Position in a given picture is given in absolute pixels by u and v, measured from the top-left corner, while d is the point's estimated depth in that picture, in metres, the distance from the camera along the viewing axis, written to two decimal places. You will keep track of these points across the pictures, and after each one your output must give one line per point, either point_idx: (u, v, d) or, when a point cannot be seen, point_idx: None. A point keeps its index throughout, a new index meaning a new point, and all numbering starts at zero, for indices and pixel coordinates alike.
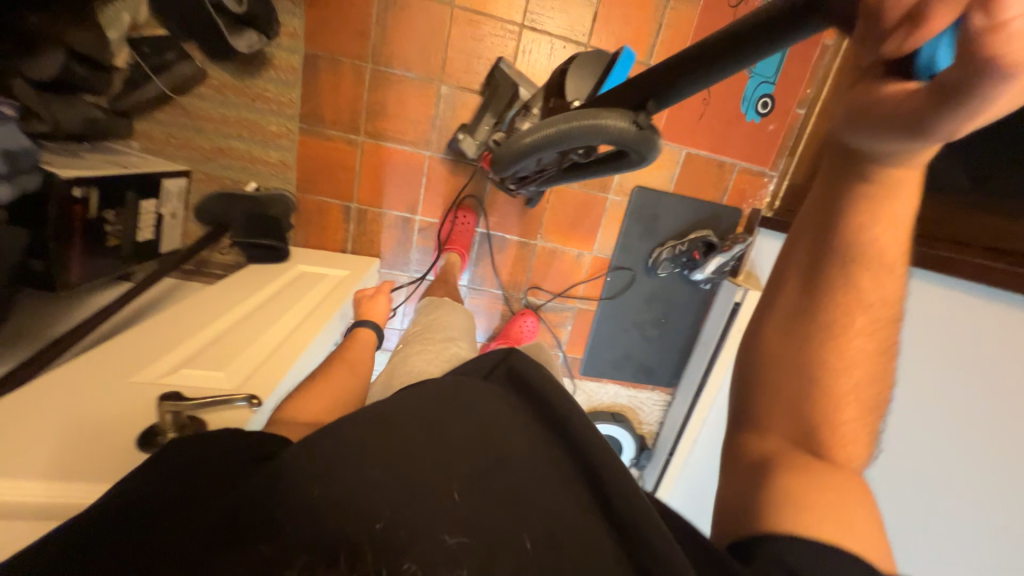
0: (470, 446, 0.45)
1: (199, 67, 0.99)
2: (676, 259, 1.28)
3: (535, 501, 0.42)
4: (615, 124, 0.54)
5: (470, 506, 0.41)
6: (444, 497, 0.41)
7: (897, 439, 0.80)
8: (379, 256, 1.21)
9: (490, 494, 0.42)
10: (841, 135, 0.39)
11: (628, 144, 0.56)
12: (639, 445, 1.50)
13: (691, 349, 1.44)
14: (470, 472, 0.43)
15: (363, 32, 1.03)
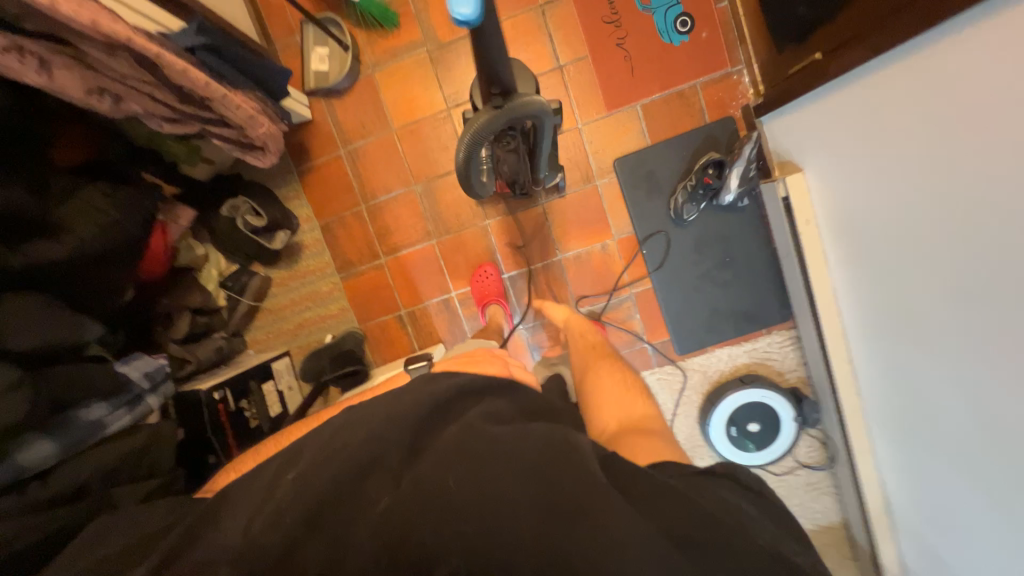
0: (440, 455, 0.55)
1: (265, 276, 1.34)
2: (694, 196, 1.20)
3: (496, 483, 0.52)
4: (484, 121, 0.57)
5: (448, 496, 0.52)
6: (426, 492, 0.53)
7: (892, 242, 0.91)
8: (442, 340, 1.35)
9: (470, 497, 0.51)
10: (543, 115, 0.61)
11: (513, 120, 0.57)
12: (794, 399, 1.28)
13: (780, 271, 1.27)
14: (453, 481, 0.53)
15: (348, 188, 1.31)
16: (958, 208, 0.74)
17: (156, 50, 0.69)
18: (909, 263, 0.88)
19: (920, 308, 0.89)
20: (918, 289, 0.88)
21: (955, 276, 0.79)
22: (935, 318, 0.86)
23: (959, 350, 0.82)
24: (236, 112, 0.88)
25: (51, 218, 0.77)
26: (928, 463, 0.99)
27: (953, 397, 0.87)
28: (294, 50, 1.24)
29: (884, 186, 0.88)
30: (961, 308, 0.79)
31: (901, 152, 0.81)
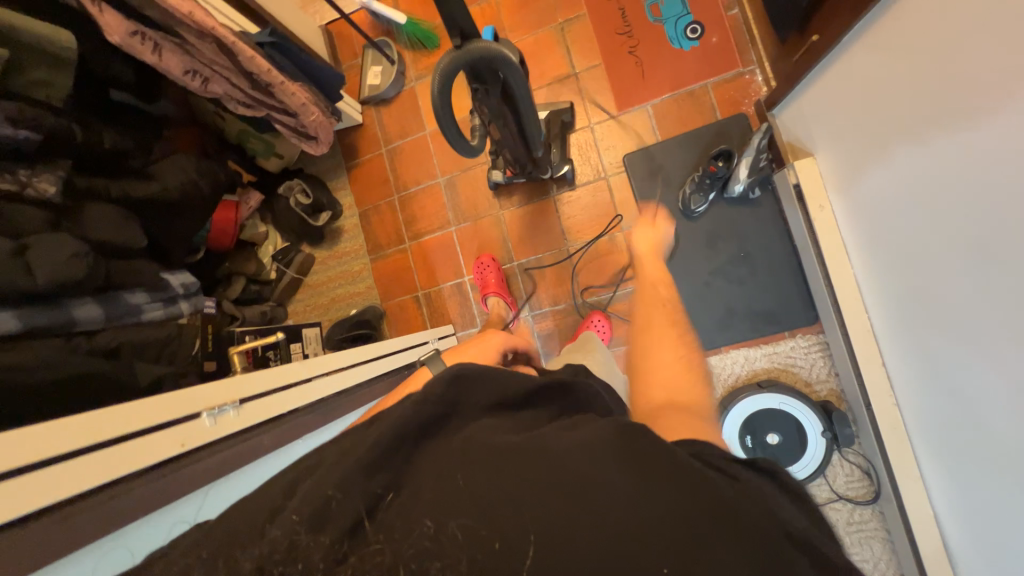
0: (468, 441, 0.46)
1: (309, 254, 1.54)
2: (701, 186, 1.19)
3: (543, 486, 0.40)
4: (446, 59, 0.69)
5: (477, 490, 0.40)
6: (451, 481, 0.42)
7: (903, 203, 0.84)
8: (452, 321, 1.43)
9: (503, 487, 0.40)
10: (506, 65, 0.72)
11: (472, 58, 0.69)
12: (823, 411, 1.13)
13: (801, 269, 1.19)
14: (479, 473, 0.41)
15: (385, 180, 1.50)
16: (954, 140, 0.69)
17: (233, 39, 0.93)
18: (921, 231, 0.81)
19: (941, 271, 0.79)
20: (934, 258, 0.80)
21: (965, 234, 0.71)
22: (955, 278, 0.76)
23: (983, 322, 0.73)
24: (292, 99, 1.10)
25: (148, 170, 0.99)
26: (977, 479, 0.83)
27: (990, 373, 0.73)
28: (356, 70, 1.51)
29: (888, 141, 0.83)
30: (976, 257, 0.71)
31: (894, 101, 0.79)
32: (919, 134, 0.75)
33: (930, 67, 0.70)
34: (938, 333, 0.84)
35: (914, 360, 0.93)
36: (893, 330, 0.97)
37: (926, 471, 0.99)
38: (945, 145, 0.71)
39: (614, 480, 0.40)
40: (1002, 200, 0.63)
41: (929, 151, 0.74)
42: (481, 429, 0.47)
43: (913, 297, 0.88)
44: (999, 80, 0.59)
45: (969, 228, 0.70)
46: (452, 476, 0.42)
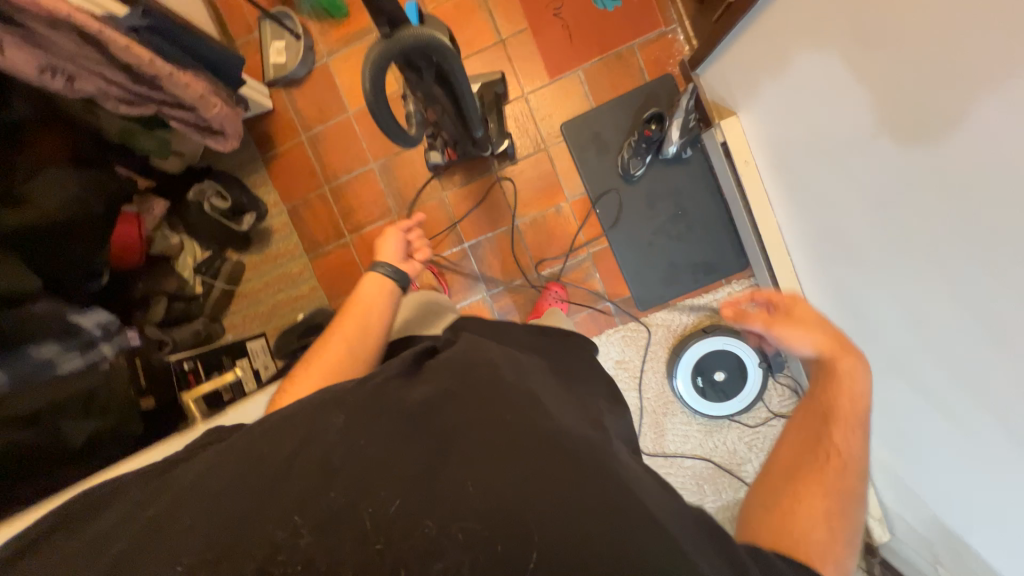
0: (468, 442, 0.48)
1: (237, 261, 1.41)
2: (638, 150, 1.24)
3: (536, 487, 0.45)
4: (373, 52, 0.63)
5: (483, 493, 0.44)
6: (461, 486, 0.44)
7: (818, 163, 0.93)
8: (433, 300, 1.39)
9: (506, 488, 0.44)
10: (445, 50, 0.67)
11: (402, 48, 0.64)
12: (758, 345, 1.27)
13: (732, 220, 1.29)
14: (474, 480, 0.45)
15: (312, 171, 1.37)
16: (861, 111, 0.77)
17: (99, 26, 0.77)
18: (832, 184, 0.91)
19: (851, 224, 0.90)
20: (845, 207, 0.90)
21: (869, 186, 0.81)
22: (862, 229, 0.88)
23: (888, 263, 0.84)
24: (185, 91, 0.96)
25: (17, 193, 0.84)
26: (883, 388, 1.01)
27: (896, 306, 0.86)
28: (254, 46, 1.33)
29: (803, 107, 0.91)
30: (882, 213, 0.81)
31: (807, 69, 0.85)
32: (831, 101, 0.83)
33: (839, 41, 0.76)
34: (851, 274, 0.97)
35: (833, 295, 1.07)
36: (812, 270, 1.10)
37: (843, 386, 1.16)
38: (853, 114, 0.79)
39: (597, 493, 0.45)
40: (904, 162, 0.72)
41: (839, 112, 0.82)
42: (473, 439, 0.49)
43: (829, 245, 1.01)
44: (903, 54, 0.66)
45: (873, 181, 0.80)
46: (449, 484, 0.45)
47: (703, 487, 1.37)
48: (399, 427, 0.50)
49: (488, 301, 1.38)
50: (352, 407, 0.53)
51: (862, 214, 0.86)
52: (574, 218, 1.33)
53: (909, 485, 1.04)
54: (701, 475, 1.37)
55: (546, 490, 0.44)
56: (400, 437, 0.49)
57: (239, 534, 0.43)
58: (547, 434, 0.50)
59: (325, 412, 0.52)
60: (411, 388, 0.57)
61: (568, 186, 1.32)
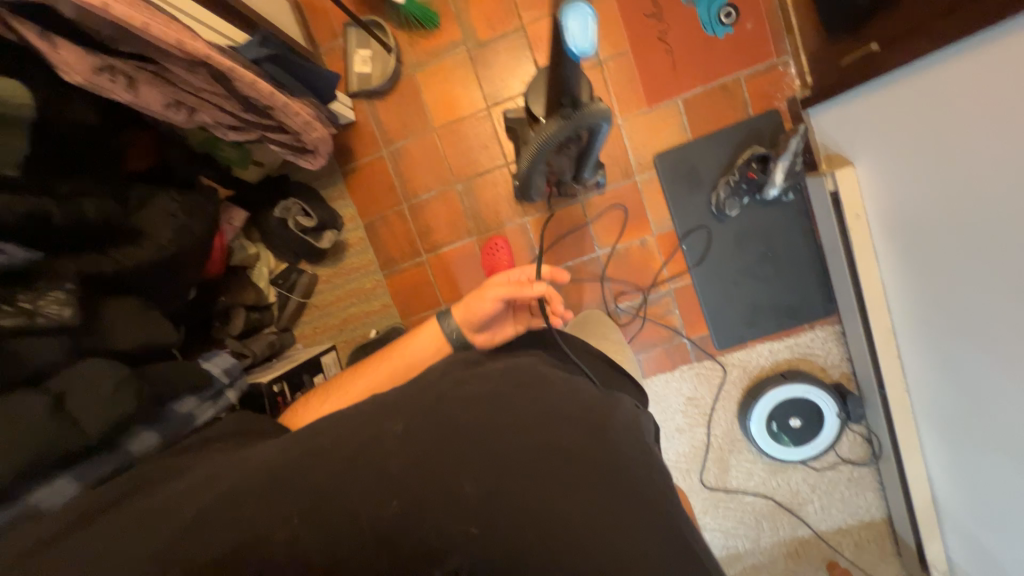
0: (496, 461, 0.48)
1: (311, 273, 1.39)
2: (737, 190, 1.19)
3: (538, 507, 0.45)
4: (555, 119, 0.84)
5: (486, 506, 0.45)
6: (457, 489, 0.46)
7: (949, 233, 0.90)
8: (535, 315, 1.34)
9: (513, 501, 0.46)
10: (602, 121, 0.84)
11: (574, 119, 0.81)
12: (837, 394, 1.26)
13: (824, 267, 1.25)
14: (585, 523, 0.45)
15: (391, 187, 1.34)
16: (1019, 200, 0.74)
17: (230, 64, 0.73)
18: (963, 251, 0.88)
19: (979, 301, 0.88)
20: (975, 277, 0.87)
21: (1013, 264, 0.78)
22: (992, 308, 0.86)
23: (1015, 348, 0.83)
24: (295, 119, 0.92)
25: (134, 222, 0.81)
26: (976, 451, 1.01)
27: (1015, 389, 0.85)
28: (338, 53, 1.28)
29: (943, 176, 0.87)
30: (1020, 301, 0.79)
31: (959, 143, 0.81)
32: (982, 181, 0.79)
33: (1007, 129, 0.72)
34: (964, 346, 0.95)
35: (932, 360, 1.05)
36: (912, 327, 1.08)
37: (927, 445, 1.16)
38: (1009, 201, 0.76)
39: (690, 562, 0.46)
40: None
41: (992, 194, 0.78)
42: (603, 475, 0.49)
43: (943, 313, 0.98)
44: None
45: (1021, 261, 0.77)
46: (556, 510, 0.46)
47: (761, 523, 1.38)
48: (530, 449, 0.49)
49: None
50: (491, 406, 0.54)
51: (995, 296, 0.84)
52: (658, 252, 1.30)
53: (986, 546, 1.06)
54: (760, 511, 1.38)
55: (552, 505, 0.46)
56: (528, 455, 0.49)
57: (262, 518, 0.45)
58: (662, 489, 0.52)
59: (387, 414, 0.55)
60: (538, 391, 0.58)
61: (656, 220, 1.28)
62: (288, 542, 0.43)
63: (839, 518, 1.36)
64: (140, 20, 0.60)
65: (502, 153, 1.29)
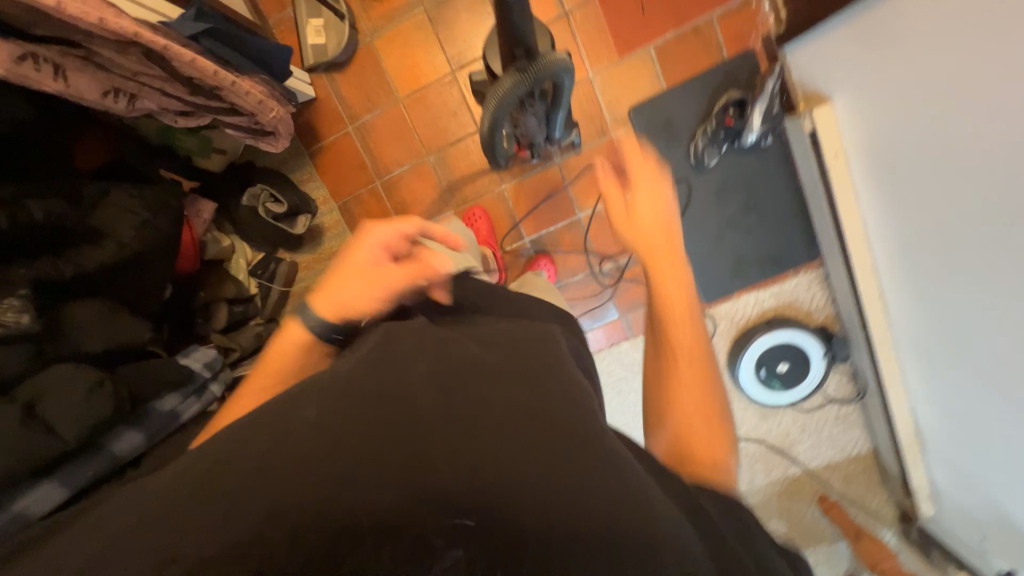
0: (423, 427, 0.38)
1: (291, 261, 1.37)
2: (715, 139, 1.16)
3: (466, 481, 0.36)
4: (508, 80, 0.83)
5: (413, 482, 0.35)
6: (347, 474, 0.35)
7: (926, 164, 0.89)
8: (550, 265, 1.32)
9: (427, 473, 0.35)
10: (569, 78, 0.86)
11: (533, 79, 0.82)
12: (823, 336, 1.28)
13: (806, 211, 1.24)
14: (563, 497, 0.36)
15: (361, 164, 1.30)
16: (997, 122, 0.72)
17: (162, 41, 0.68)
18: (943, 186, 0.87)
19: (957, 230, 0.88)
20: (956, 211, 0.86)
21: (994, 195, 0.77)
22: (967, 236, 0.86)
23: (991, 274, 0.84)
24: (248, 98, 0.87)
25: (91, 224, 0.77)
26: (958, 384, 1.03)
27: (992, 315, 0.87)
28: (288, 25, 1.20)
29: (921, 106, 0.85)
30: (996, 226, 0.79)
31: (939, 69, 0.79)
32: (960, 105, 0.77)
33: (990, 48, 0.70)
34: (941, 278, 0.96)
35: (911, 294, 1.06)
36: (895, 266, 1.08)
37: (908, 377, 1.19)
38: (985, 125, 0.74)
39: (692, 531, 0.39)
40: None
41: (969, 120, 0.77)
42: (584, 442, 0.39)
43: (920, 247, 0.99)
44: None
45: (996, 187, 0.76)
46: (500, 484, 0.36)
47: (754, 465, 1.43)
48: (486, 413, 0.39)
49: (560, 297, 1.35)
50: (434, 363, 0.43)
51: (971, 224, 0.84)
52: None
53: (970, 471, 1.10)
54: (753, 455, 1.43)
55: (480, 484, 0.36)
56: (496, 412, 0.39)
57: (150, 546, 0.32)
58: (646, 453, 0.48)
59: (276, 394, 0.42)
60: None
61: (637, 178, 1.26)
62: (191, 550, 0.32)
63: (829, 455, 1.41)
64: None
65: (471, 119, 1.24)
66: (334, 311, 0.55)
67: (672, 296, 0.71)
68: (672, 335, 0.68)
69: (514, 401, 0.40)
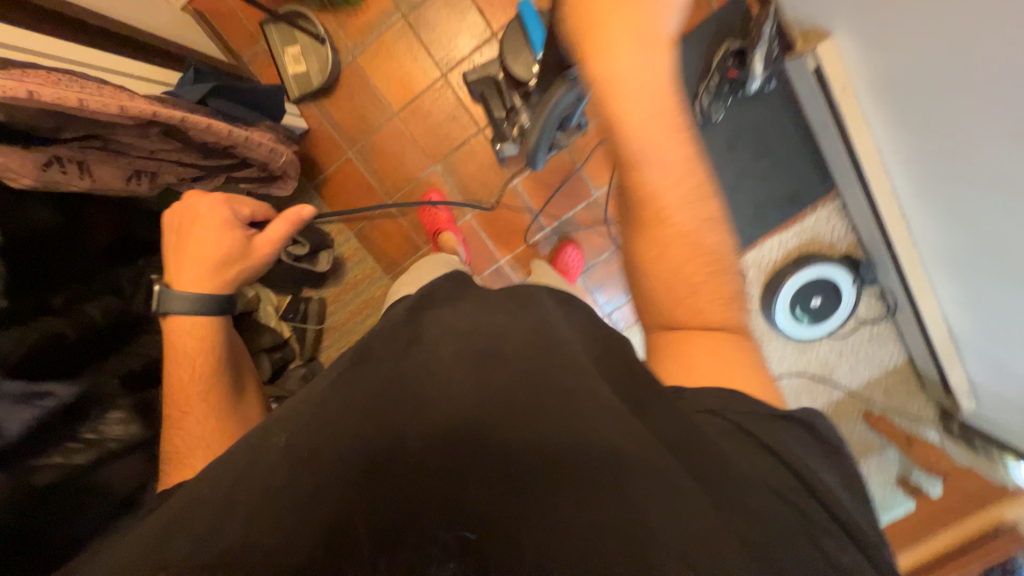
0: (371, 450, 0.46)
1: (319, 298, 1.34)
2: (720, 94, 1.16)
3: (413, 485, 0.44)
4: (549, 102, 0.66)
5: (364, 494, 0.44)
6: (323, 495, 0.44)
7: (930, 83, 0.91)
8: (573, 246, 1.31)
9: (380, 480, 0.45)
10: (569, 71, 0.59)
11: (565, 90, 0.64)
12: (849, 264, 1.32)
13: (817, 147, 1.25)
14: (522, 468, 0.43)
15: (369, 187, 1.26)
16: (992, 34, 0.75)
17: (180, 114, 0.66)
18: (955, 105, 0.89)
19: (967, 142, 0.91)
20: (965, 123, 0.88)
21: (998, 103, 0.80)
22: (978, 146, 0.89)
23: (1004, 178, 0.87)
24: (259, 150, 0.85)
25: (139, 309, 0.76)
26: (989, 287, 1.08)
27: (1011, 216, 0.90)
28: (265, 59, 1.15)
29: (917, 27, 0.87)
30: (1004, 133, 0.82)
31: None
32: (956, 22, 0.79)
33: None
34: (958, 188, 0.99)
35: (930, 208, 1.10)
36: (913, 186, 1.11)
37: (937, 286, 1.23)
38: (982, 38, 0.77)
39: (713, 481, 0.42)
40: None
41: (966, 36, 0.79)
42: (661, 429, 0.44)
43: (934, 163, 1.02)
44: None
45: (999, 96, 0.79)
46: (433, 469, 0.44)
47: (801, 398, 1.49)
48: (498, 396, 0.47)
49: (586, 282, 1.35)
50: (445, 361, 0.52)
51: (981, 134, 0.87)
52: None
53: (1007, 365, 1.16)
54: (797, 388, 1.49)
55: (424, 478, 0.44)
56: (424, 413, 0.48)
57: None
58: (696, 397, 0.47)
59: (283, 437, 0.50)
60: None
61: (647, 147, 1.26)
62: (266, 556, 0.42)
63: (867, 373, 1.48)
64: (75, 98, 0.52)
65: (472, 120, 1.21)
66: (195, 280, 0.70)
67: (643, 135, 0.45)
68: (652, 166, 0.46)
69: (510, 380, 0.48)
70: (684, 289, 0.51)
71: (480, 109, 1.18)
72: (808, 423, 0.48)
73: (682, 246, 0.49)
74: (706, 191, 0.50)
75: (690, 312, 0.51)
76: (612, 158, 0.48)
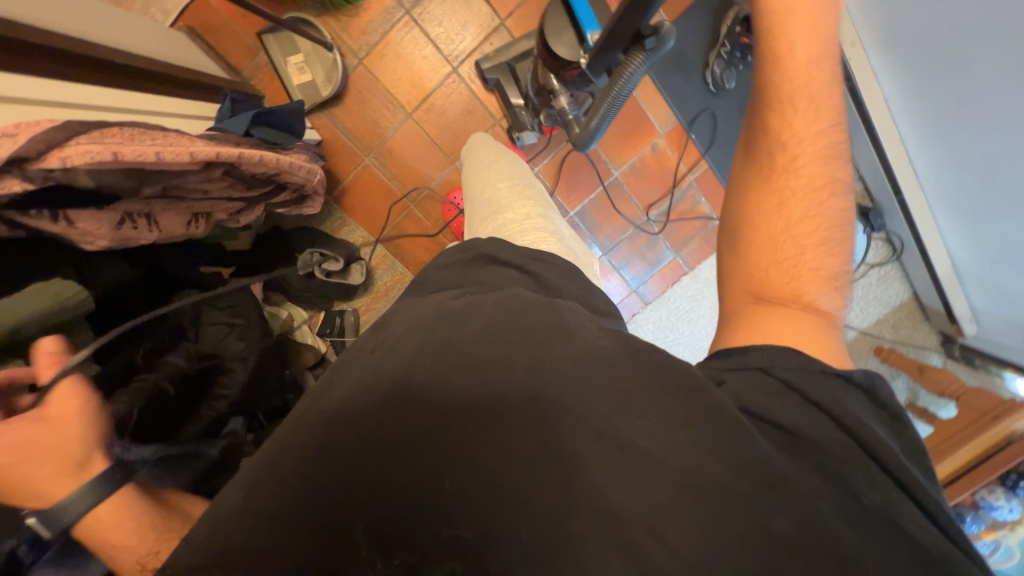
0: (372, 437, 0.40)
1: (354, 309, 1.28)
2: (731, 61, 1.18)
3: (416, 474, 0.38)
4: (635, 73, 0.65)
5: (360, 488, 0.38)
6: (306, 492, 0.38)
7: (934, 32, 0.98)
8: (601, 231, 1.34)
9: (383, 473, 0.38)
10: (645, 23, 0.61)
11: (651, 59, 0.65)
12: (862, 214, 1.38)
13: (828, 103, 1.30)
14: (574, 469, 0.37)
15: (389, 193, 1.23)
16: None
17: (236, 151, 0.63)
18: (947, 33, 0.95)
19: (967, 85, 0.97)
20: (966, 64, 0.94)
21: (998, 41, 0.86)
22: (977, 86, 0.95)
23: (1000, 114, 0.93)
24: (301, 173, 0.81)
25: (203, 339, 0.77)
26: (989, 213, 1.13)
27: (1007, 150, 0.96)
28: (266, 72, 1.11)
29: None
30: (1003, 71, 0.87)
31: None
32: None
33: None
34: (956, 132, 1.06)
35: (934, 151, 1.16)
36: (917, 126, 1.17)
37: (943, 225, 1.31)
38: None
39: (762, 468, 0.36)
40: None
41: None
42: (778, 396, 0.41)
43: (936, 109, 1.08)
44: None
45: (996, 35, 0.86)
46: (469, 455, 0.38)
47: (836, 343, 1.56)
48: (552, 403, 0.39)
49: (609, 262, 1.37)
50: None
51: (981, 76, 0.93)
52: (672, 152, 1.30)
53: (1008, 290, 1.23)
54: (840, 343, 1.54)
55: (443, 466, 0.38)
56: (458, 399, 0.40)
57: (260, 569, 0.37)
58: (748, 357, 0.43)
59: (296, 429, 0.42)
60: None
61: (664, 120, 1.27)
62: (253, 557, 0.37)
63: (878, 312, 1.56)
64: (151, 151, 0.51)
65: (488, 111, 1.18)
66: None
67: (801, 78, 0.48)
68: (800, 110, 0.49)
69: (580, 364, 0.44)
70: (789, 251, 0.48)
71: (495, 99, 1.16)
72: (866, 385, 0.42)
73: (801, 202, 0.48)
74: (838, 151, 0.50)
75: (781, 281, 0.48)
76: (759, 98, 0.50)
